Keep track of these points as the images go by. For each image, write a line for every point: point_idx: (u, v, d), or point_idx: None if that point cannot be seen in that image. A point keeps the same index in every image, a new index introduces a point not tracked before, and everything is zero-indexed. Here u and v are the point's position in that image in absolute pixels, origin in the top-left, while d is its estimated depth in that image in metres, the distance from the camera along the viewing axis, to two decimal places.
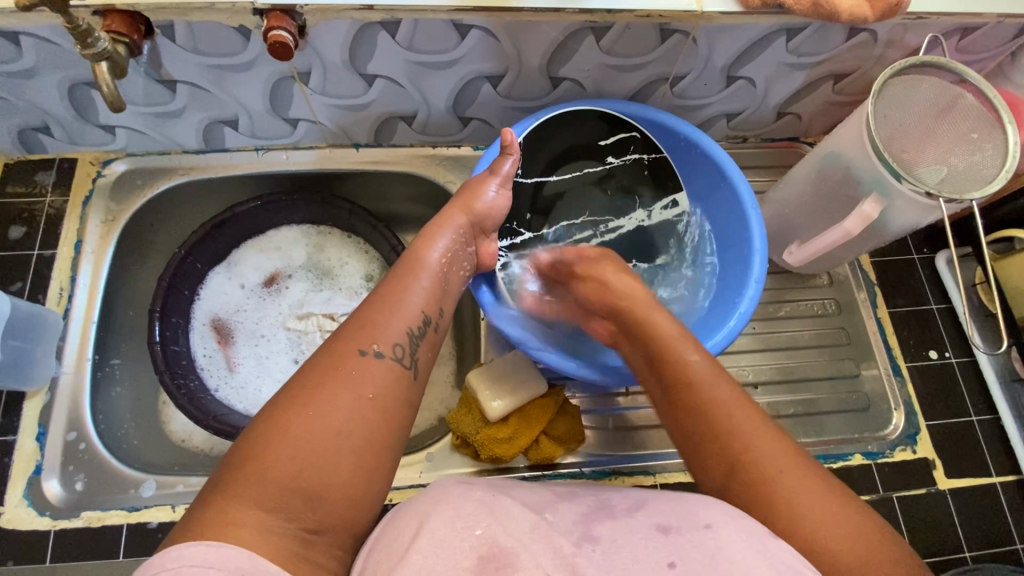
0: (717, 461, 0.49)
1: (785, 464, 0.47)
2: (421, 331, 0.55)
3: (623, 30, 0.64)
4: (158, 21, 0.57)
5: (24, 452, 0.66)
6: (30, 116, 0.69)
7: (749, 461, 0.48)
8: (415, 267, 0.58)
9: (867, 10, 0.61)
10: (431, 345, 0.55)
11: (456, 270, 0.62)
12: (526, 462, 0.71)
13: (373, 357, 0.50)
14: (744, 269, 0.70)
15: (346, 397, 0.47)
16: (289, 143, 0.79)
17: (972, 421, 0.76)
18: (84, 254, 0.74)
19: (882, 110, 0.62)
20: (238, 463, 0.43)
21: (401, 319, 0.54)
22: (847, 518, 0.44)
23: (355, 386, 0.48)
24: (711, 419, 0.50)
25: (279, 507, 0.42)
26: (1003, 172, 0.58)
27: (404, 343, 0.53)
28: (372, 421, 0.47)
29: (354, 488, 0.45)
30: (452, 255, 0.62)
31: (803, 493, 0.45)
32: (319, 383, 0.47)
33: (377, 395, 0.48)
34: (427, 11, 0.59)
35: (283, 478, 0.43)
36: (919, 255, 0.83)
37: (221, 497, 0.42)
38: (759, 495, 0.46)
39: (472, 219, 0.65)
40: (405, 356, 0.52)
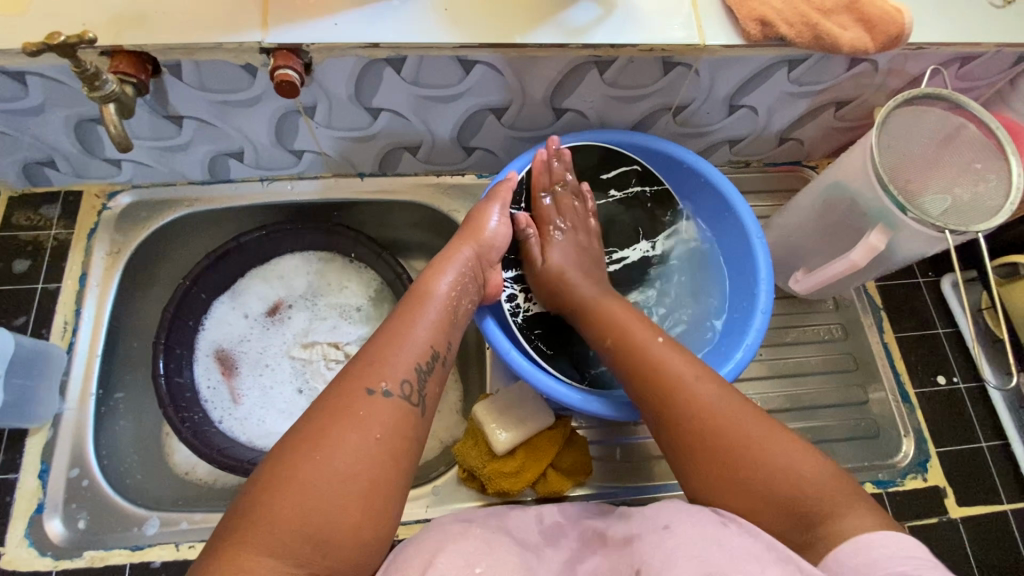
0: (649, 413, 0.56)
1: (735, 418, 0.51)
2: (429, 366, 0.54)
3: (626, 64, 0.64)
4: (165, 61, 0.58)
5: (26, 490, 0.65)
6: (36, 152, 0.70)
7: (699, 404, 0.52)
8: (421, 300, 0.58)
9: (868, 42, 0.62)
10: (439, 379, 0.55)
11: (464, 302, 0.61)
12: (533, 495, 0.69)
13: (382, 396, 0.50)
14: (749, 300, 0.70)
15: (353, 437, 0.47)
16: (294, 174, 0.80)
17: (981, 447, 0.75)
18: (88, 287, 0.73)
19: (887, 142, 0.62)
20: (248, 510, 0.43)
21: (408, 355, 0.53)
22: (765, 442, 0.49)
23: (363, 427, 0.48)
24: (633, 380, 0.57)
25: (289, 554, 0.42)
26: (1008, 205, 0.58)
27: (412, 379, 0.52)
28: (380, 462, 0.47)
29: (363, 532, 0.45)
30: (460, 288, 0.61)
31: (747, 437, 0.50)
32: (327, 424, 0.47)
33: (384, 435, 0.48)
34: (432, 48, 0.60)
35: (292, 524, 0.42)
36: (923, 279, 0.83)
37: (232, 546, 0.42)
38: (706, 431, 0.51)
39: (478, 252, 0.65)
40: (413, 393, 0.52)
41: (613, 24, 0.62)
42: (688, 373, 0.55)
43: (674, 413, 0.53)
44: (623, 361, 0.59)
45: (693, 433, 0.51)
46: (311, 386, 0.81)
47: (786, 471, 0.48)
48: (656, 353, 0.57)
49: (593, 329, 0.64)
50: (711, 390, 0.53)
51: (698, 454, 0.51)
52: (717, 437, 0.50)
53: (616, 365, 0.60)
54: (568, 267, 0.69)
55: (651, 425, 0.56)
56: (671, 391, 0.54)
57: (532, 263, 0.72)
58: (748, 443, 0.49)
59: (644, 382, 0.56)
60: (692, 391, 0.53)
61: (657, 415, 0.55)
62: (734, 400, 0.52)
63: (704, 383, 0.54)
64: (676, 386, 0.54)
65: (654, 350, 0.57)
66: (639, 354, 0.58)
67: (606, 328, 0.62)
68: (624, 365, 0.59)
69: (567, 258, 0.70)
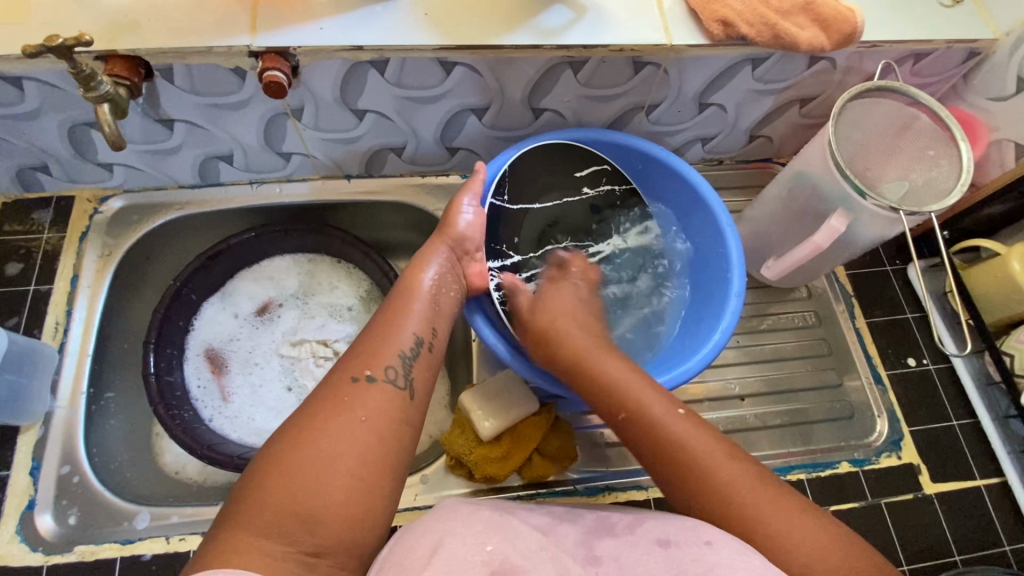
0: (679, 497, 0.51)
1: (761, 499, 0.47)
2: (413, 352, 0.56)
3: (599, 64, 0.68)
4: (158, 64, 0.61)
5: (17, 487, 0.66)
6: (30, 156, 0.72)
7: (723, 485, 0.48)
8: (405, 295, 0.61)
9: (824, 40, 0.66)
10: (427, 365, 0.56)
11: (447, 294, 0.64)
12: (520, 481, 0.71)
13: (367, 382, 0.51)
14: (723, 283, 0.73)
15: (337, 423, 0.48)
16: (283, 176, 0.82)
17: (953, 425, 0.78)
18: (79, 288, 0.75)
19: (844, 131, 0.66)
20: (239, 495, 0.44)
21: (392, 343, 0.56)
22: (795, 524, 0.46)
23: (348, 410, 0.49)
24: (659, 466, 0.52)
25: (280, 533, 0.42)
26: (960, 185, 0.62)
27: (397, 364, 0.54)
28: (367, 442, 0.48)
29: (350, 511, 0.45)
30: (443, 280, 0.64)
31: (776, 519, 0.46)
32: (315, 411, 0.48)
33: (370, 416, 0.49)
34: (413, 50, 0.63)
35: (281, 504, 0.43)
36: (892, 267, 0.87)
37: (222, 532, 0.42)
38: (735, 519, 0.47)
39: (456, 246, 0.67)
40: (399, 378, 0.53)
41: (586, 27, 0.65)
42: (714, 455, 0.50)
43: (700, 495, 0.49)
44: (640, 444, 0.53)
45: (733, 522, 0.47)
46: (300, 383, 0.83)
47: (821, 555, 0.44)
48: (667, 427, 0.52)
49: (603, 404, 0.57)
50: (735, 465, 0.50)
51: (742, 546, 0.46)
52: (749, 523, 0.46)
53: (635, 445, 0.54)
54: (578, 334, 0.63)
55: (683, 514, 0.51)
56: (693, 473, 0.50)
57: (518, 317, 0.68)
58: (795, 534, 0.45)
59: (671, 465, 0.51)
60: (725, 473, 0.49)
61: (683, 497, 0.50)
62: (766, 484, 0.49)
63: (738, 464, 0.50)
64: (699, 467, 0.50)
65: (668, 423, 0.53)
66: (655, 435, 0.52)
67: (617, 405, 0.56)
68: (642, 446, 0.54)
69: (573, 318, 0.66)
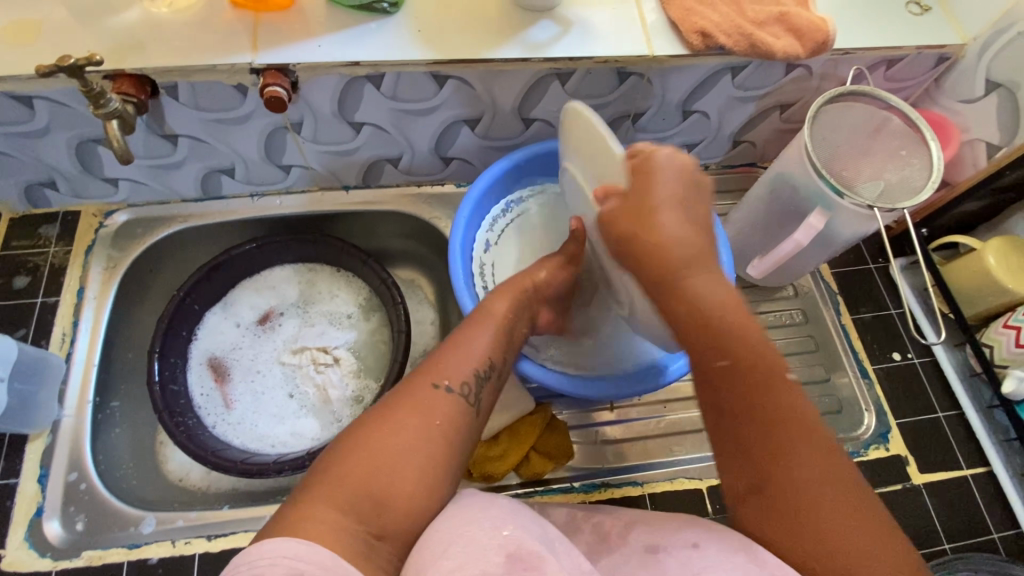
0: (745, 462, 0.47)
1: (841, 504, 0.43)
2: (486, 373, 0.55)
3: (585, 75, 0.71)
4: (163, 82, 0.64)
5: (25, 494, 0.67)
6: (38, 173, 0.74)
7: (801, 473, 0.44)
8: (483, 319, 0.59)
9: (799, 48, 0.69)
10: (495, 389, 0.56)
11: (519, 328, 0.63)
12: (518, 479, 0.73)
13: (444, 391, 0.51)
14: None
15: (414, 420, 0.47)
16: (282, 188, 0.85)
17: (939, 417, 0.80)
18: (86, 300, 0.77)
19: (820, 134, 0.69)
20: (317, 472, 0.44)
21: (467, 360, 0.55)
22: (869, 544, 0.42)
23: (425, 412, 0.49)
24: (739, 434, 0.47)
25: (351, 509, 0.41)
26: (930, 183, 0.65)
27: (472, 381, 0.53)
28: (438, 445, 0.47)
29: (414, 505, 0.44)
30: (517, 315, 0.63)
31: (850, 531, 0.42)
32: (394, 405, 0.48)
33: (443, 422, 0.49)
34: (407, 65, 0.66)
35: (355, 482, 0.43)
36: (875, 264, 0.89)
37: (295, 501, 0.42)
38: (800, 511, 0.43)
39: (533, 289, 0.66)
40: (471, 394, 0.52)
41: (572, 40, 0.69)
42: (805, 451, 0.45)
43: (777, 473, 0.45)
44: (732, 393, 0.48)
45: (804, 522, 0.43)
46: (302, 390, 0.85)
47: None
48: (772, 389, 0.47)
49: (702, 350, 0.51)
50: (824, 461, 0.44)
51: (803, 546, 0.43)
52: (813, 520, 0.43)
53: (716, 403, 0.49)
54: (682, 246, 0.53)
55: (736, 491, 0.47)
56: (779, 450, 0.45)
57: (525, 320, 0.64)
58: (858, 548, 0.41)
59: (755, 438, 0.46)
60: (806, 458, 0.45)
61: (751, 466, 0.46)
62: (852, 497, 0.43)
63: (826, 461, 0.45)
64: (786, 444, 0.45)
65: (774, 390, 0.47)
66: (755, 391, 0.47)
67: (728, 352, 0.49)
68: (727, 410, 0.48)
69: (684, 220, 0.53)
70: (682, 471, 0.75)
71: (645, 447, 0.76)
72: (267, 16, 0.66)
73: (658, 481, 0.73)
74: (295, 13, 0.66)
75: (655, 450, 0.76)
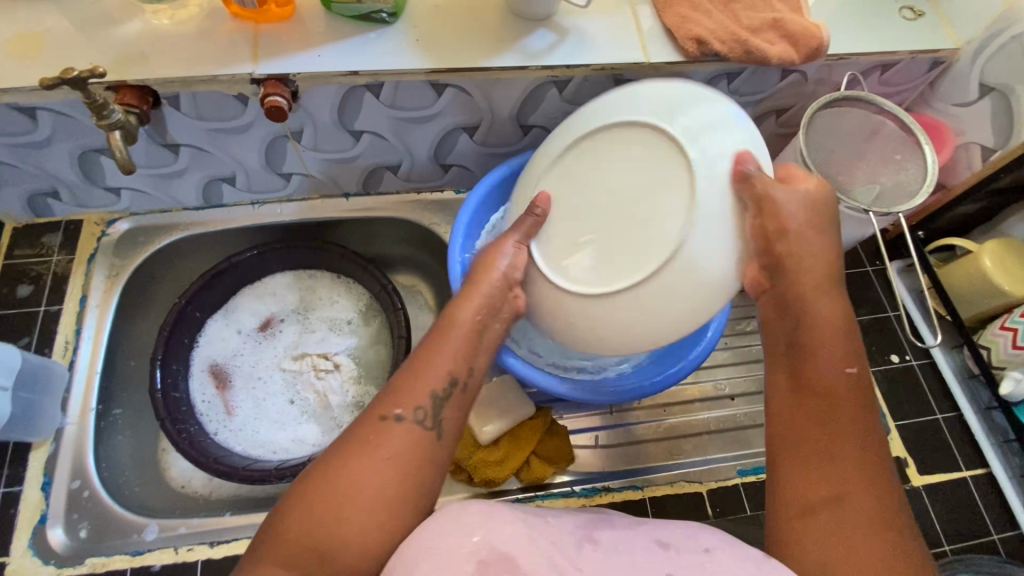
0: (802, 445, 0.50)
1: (877, 513, 0.46)
2: (446, 392, 0.51)
3: (582, 82, 0.72)
4: (165, 92, 0.64)
5: (29, 502, 0.68)
6: (41, 183, 0.75)
7: (847, 471, 0.48)
8: (447, 328, 0.55)
9: (793, 54, 0.70)
10: (460, 406, 0.51)
11: (493, 326, 0.57)
12: (518, 484, 0.73)
13: (394, 422, 0.48)
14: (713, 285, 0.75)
15: (360, 460, 0.46)
16: (283, 196, 0.85)
17: (938, 419, 0.80)
18: (88, 308, 0.78)
19: (816, 138, 0.69)
20: (268, 525, 0.45)
21: (421, 384, 0.51)
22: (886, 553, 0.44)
23: (372, 448, 0.47)
24: (814, 442, 0.50)
25: (298, 566, 0.42)
26: (925, 186, 0.65)
27: (427, 405, 0.50)
28: (387, 482, 0.46)
29: (366, 549, 0.43)
30: (490, 311, 0.57)
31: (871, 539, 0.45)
32: (340, 447, 0.47)
33: (393, 457, 0.47)
34: (406, 74, 0.66)
35: (300, 536, 0.43)
36: (872, 267, 0.90)
37: (250, 558, 0.43)
38: (836, 500, 0.47)
39: (499, 279, 0.59)
40: (428, 418, 0.49)
41: (568, 48, 0.69)
42: (864, 477, 0.48)
43: (829, 463, 0.48)
44: (818, 389, 0.52)
45: (839, 512, 0.46)
46: (303, 396, 0.85)
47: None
48: (851, 400, 0.51)
49: (806, 355, 0.54)
50: (873, 473, 0.48)
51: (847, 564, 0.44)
52: (850, 512, 0.46)
53: (811, 406, 0.51)
54: (813, 264, 0.57)
55: (784, 505, 0.49)
56: (843, 446, 0.49)
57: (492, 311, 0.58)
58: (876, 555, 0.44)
59: (829, 439, 0.50)
60: (857, 464, 0.48)
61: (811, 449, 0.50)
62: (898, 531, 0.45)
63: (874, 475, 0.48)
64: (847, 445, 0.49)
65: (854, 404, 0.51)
66: (838, 396, 0.51)
67: (840, 366, 0.53)
68: (801, 418, 0.51)
69: (822, 241, 0.58)
70: (682, 475, 0.75)
71: (645, 451, 0.77)
72: (267, 26, 0.67)
73: (659, 484, 0.73)
74: (295, 23, 0.67)
75: (654, 454, 0.77)
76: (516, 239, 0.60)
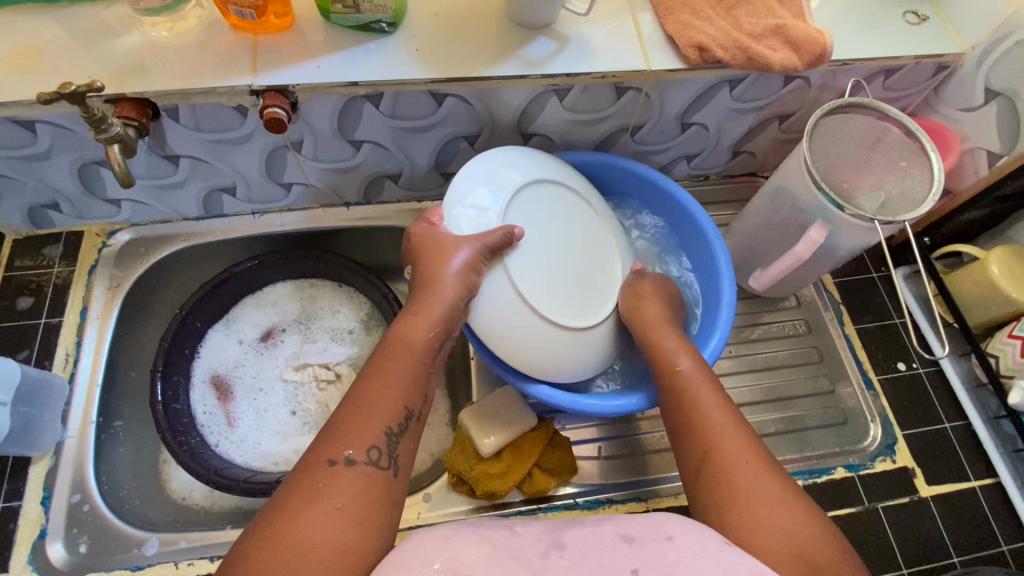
0: (676, 428, 0.60)
1: (741, 456, 0.54)
2: (401, 427, 0.55)
3: (582, 91, 0.71)
4: (164, 105, 0.64)
5: (28, 517, 0.67)
6: (41, 195, 0.75)
7: (709, 429, 0.57)
8: (395, 352, 0.58)
9: (796, 60, 0.69)
10: (413, 438, 0.56)
11: (439, 352, 0.62)
12: (521, 496, 0.72)
13: (346, 466, 0.50)
14: (716, 293, 0.76)
15: (313, 512, 0.47)
16: (283, 206, 0.85)
17: (945, 428, 0.79)
18: (88, 320, 0.77)
19: (819, 145, 0.69)
20: None
21: (375, 419, 0.54)
22: (754, 485, 0.52)
23: (324, 499, 0.48)
24: (684, 424, 0.59)
25: None
26: (931, 194, 0.64)
27: (381, 444, 0.53)
28: (344, 531, 0.47)
29: None
30: (440, 331, 0.61)
31: (743, 477, 0.53)
32: (292, 497, 0.48)
33: (346, 503, 0.48)
34: (406, 84, 0.66)
35: None
36: (878, 273, 0.89)
37: None
38: (708, 456, 0.55)
39: (456, 294, 0.61)
40: (382, 458, 0.52)
41: (568, 56, 0.69)
42: (728, 430, 0.57)
43: (694, 430, 0.58)
44: (666, 383, 0.63)
45: (710, 466, 0.55)
46: (304, 407, 0.85)
47: (761, 518, 0.50)
48: (694, 379, 0.62)
49: (659, 360, 0.65)
50: (733, 426, 0.57)
51: (736, 508, 0.51)
52: (720, 463, 0.54)
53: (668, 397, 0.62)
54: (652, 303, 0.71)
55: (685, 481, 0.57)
56: (700, 413, 0.58)
57: (449, 324, 0.62)
58: (746, 488, 0.52)
59: (687, 412, 0.59)
60: (715, 422, 0.57)
61: (681, 429, 0.59)
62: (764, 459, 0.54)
63: (733, 429, 0.57)
64: (703, 411, 0.58)
65: (697, 381, 0.61)
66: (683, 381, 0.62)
67: (685, 358, 0.64)
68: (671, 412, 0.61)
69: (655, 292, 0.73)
70: None
71: (650, 462, 0.76)
72: (267, 37, 0.66)
73: (665, 496, 0.72)
74: (295, 34, 0.67)
75: (659, 465, 0.76)
76: (476, 249, 0.61)
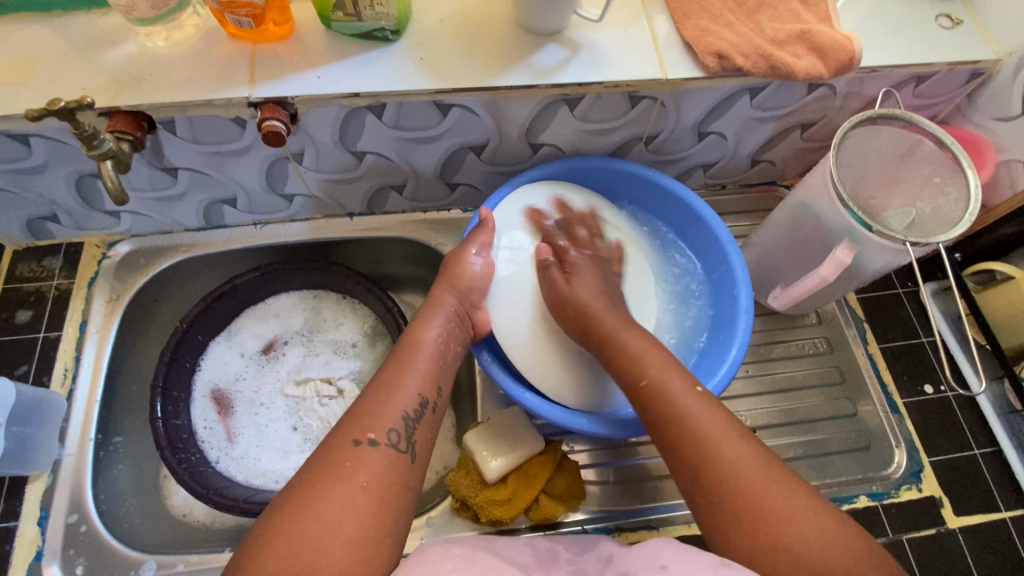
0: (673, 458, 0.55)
1: (756, 477, 0.51)
2: (417, 413, 0.56)
3: (594, 100, 0.68)
4: (160, 118, 0.62)
5: (26, 537, 0.66)
6: (39, 207, 0.73)
7: (710, 462, 0.52)
8: (410, 351, 0.60)
9: (822, 68, 0.65)
10: (430, 426, 0.56)
11: (453, 352, 0.63)
12: (527, 523, 0.70)
13: (369, 446, 0.52)
14: (732, 301, 0.72)
15: (338, 489, 0.48)
16: (286, 216, 0.83)
17: (975, 455, 0.75)
18: (87, 334, 0.76)
19: (845, 160, 0.65)
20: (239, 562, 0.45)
21: (395, 404, 0.55)
22: (776, 510, 0.49)
23: (349, 476, 0.49)
24: (686, 465, 0.53)
25: None
26: (967, 215, 0.60)
27: (400, 428, 0.54)
28: (366, 509, 0.48)
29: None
30: (449, 335, 0.63)
31: (767, 498, 0.49)
32: (313, 477, 0.49)
33: (369, 482, 0.50)
34: (410, 95, 0.63)
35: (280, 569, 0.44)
36: (904, 289, 0.85)
37: None
38: (722, 491, 0.51)
39: (462, 296, 0.66)
40: (401, 441, 0.53)
41: (580, 64, 0.65)
42: (734, 450, 0.52)
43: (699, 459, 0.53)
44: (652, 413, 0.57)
45: (727, 501, 0.50)
46: (305, 422, 0.83)
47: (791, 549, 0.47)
48: (679, 400, 0.56)
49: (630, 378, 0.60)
50: (732, 444, 0.53)
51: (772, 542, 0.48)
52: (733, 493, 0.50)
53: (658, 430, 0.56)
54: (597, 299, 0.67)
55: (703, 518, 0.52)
56: (693, 444, 0.53)
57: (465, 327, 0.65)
58: (770, 514, 0.49)
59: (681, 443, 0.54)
60: (720, 448, 0.52)
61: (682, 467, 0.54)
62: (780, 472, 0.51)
63: (736, 444, 0.53)
64: (699, 439, 0.53)
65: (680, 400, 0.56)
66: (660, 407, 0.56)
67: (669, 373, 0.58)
68: (664, 438, 0.55)
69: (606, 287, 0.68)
70: None
71: (662, 487, 0.73)
72: (265, 46, 0.64)
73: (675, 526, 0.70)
74: (295, 42, 0.64)
75: (670, 491, 0.73)
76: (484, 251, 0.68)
